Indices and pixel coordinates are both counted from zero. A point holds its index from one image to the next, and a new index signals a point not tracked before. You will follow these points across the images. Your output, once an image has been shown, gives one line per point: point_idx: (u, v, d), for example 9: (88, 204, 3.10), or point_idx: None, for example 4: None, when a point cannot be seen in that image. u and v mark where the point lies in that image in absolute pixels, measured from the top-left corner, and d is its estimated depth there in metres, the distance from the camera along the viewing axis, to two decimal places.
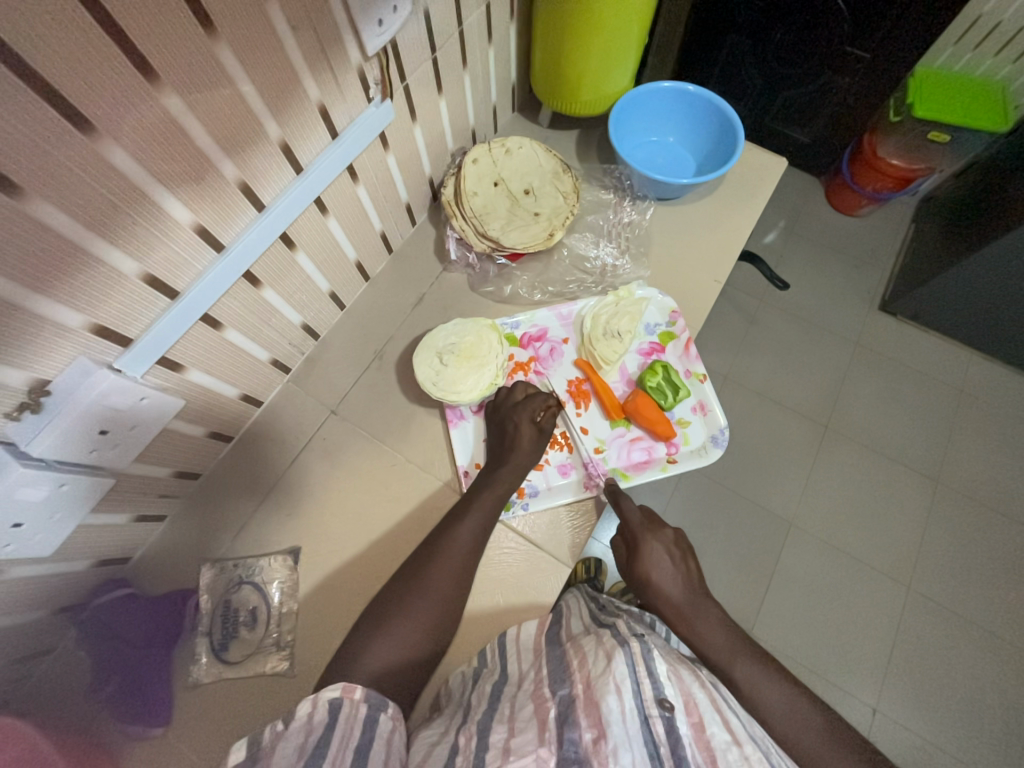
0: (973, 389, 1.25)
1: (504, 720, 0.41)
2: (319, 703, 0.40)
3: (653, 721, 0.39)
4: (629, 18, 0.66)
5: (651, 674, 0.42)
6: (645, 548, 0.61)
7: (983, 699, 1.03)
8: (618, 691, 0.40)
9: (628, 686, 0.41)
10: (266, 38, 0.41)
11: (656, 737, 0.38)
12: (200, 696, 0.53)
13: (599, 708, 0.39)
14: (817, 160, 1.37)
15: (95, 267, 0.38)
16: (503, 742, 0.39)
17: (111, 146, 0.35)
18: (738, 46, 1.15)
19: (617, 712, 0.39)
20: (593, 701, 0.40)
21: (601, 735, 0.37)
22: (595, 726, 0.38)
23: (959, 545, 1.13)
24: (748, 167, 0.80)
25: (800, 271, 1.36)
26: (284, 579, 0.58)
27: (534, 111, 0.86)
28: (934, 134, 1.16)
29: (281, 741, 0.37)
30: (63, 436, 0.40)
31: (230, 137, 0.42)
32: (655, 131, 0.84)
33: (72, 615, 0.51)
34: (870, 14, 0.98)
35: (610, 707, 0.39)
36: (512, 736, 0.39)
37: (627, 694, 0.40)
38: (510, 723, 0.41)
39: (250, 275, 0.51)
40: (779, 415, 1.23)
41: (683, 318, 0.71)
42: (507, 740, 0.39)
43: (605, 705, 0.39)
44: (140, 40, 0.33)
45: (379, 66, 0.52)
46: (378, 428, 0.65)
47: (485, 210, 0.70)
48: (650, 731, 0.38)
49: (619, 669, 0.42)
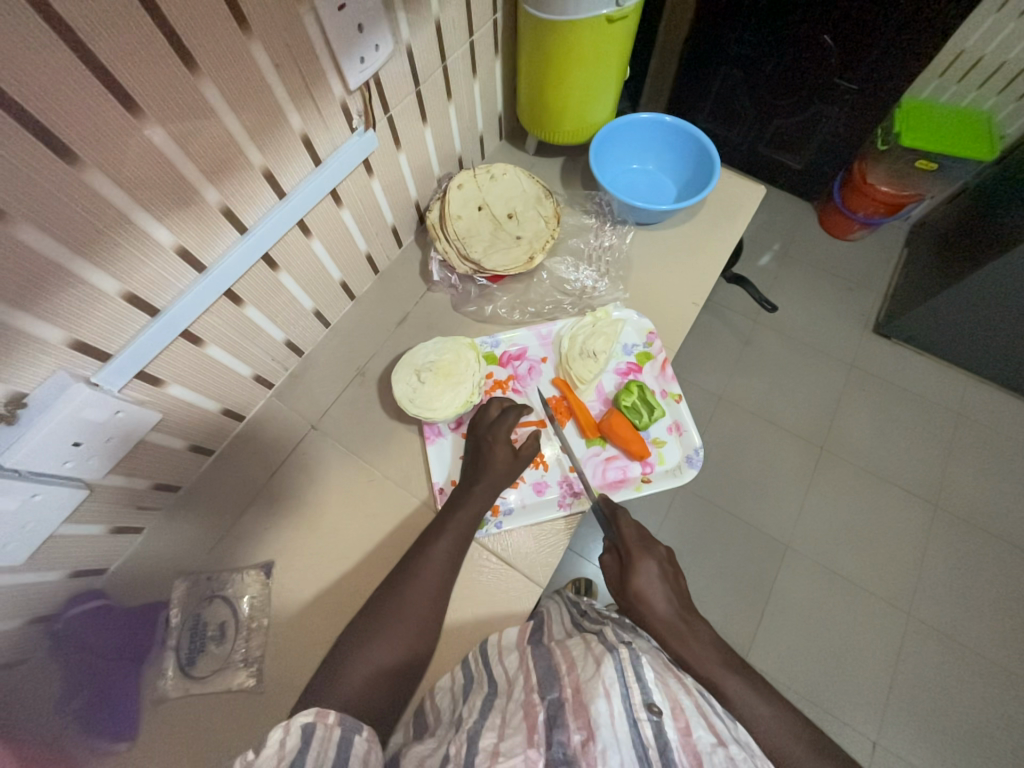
0: (968, 413, 1.25)
1: (494, 725, 0.40)
2: (291, 729, 0.38)
3: (641, 724, 0.39)
4: (607, 52, 0.69)
5: (640, 678, 0.41)
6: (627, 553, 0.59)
7: (985, 734, 1.00)
8: (607, 695, 0.40)
9: (617, 691, 0.40)
10: (249, 74, 0.43)
11: (645, 740, 0.38)
12: (167, 711, 0.53)
13: (589, 712, 0.39)
14: (807, 186, 1.40)
15: (75, 285, 0.40)
16: (492, 743, 0.38)
17: (95, 174, 0.37)
18: (729, 77, 1.20)
19: (606, 716, 0.39)
20: (583, 704, 0.40)
21: (590, 736, 0.37)
22: (584, 729, 0.38)
23: (956, 571, 1.11)
24: (727, 194, 0.82)
25: (792, 294, 1.38)
26: (256, 593, 0.58)
27: (521, 139, 0.89)
28: (920, 162, 1.19)
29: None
30: (37, 447, 0.41)
31: (213, 165, 0.45)
32: (637, 159, 0.87)
33: (45, 626, 0.50)
34: (856, 48, 1.02)
35: (599, 710, 0.39)
36: (501, 739, 0.38)
37: (616, 699, 0.40)
38: (500, 728, 0.40)
39: (232, 294, 0.53)
40: (772, 436, 1.23)
41: (660, 339, 0.72)
42: (496, 742, 0.38)
43: (595, 707, 0.39)
44: (124, 77, 0.36)
45: (362, 98, 0.55)
46: (357, 444, 0.66)
47: (468, 233, 0.72)
48: (638, 735, 0.38)
49: (608, 673, 0.42)
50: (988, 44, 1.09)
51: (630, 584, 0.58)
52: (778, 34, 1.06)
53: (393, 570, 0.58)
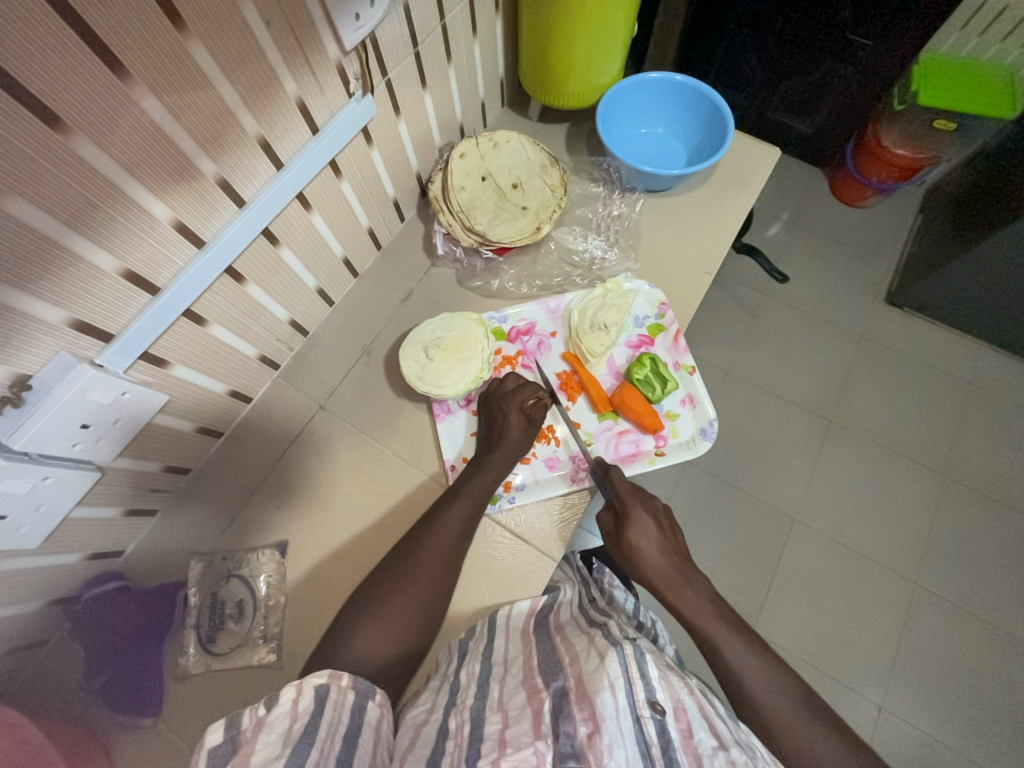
0: (980, 382, 1.22)
1: (495, 708, 0.41)
2: (304, 689, 0.38)
3: (644, 721, 0.39)
4: (615, 7, 0.65)
5: (643, 676, 0.42)
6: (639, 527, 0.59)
7: (989, 697, 1.01)
8: (612, 688, 0.41)
9: (621, 685, 0.41)
10: (240, 34, 0.41)
11: (647, 737, 0.39)
12: (191, 687, 0.54)
13: (594, 703, 0.39)
14: (819, 150, 1.35)
15: (72, 262, 0.39)
16: (498, 733, 0.38)
17: (85, 144, 0.35)
18: (737, 36, 1.14)
19: (611, 709, 0.39)
20: (587, 695, 0.40)
21: (596, 729, 0.38)
22: (590, 720, 0.38)
23: (965, 541, 1.11)
24: (739, 158, 0.79)
25: (802, 264, 1.34)
26: (272, 572, 0.59)
27: (524, 105, 0.86)
28: (938, 121, 1.11)
29: (264, 727, 0.35)
30: (44, 429, 0.41)
31: (207, 134, 0.43)
32: (645, 123, 0.84)
33: (66, 606, 0.53)
34: (870, 1, 0.98)
35: (605, 703, 0.39)
36: (506, 727, 0.39)
37: (620, 693, 0.40)
38: (504, 714, 0.41)
39: (233, 271, 0.52)
40: (780, 410, 1.22)
41: (672, 310, 0.70)
42: (501, 731, 0.38)
43: (600, 699, 0.40)
44: (111, 39, 0.33)
45: (358, 60, 0.53)
46: (366, 423, 0.66)
47: (472, 204, 0.70)
48: (641, 732, 0.39)
49: (613, 668, 0.42)
50: None
51: (644, 551, 0.59)
52: None
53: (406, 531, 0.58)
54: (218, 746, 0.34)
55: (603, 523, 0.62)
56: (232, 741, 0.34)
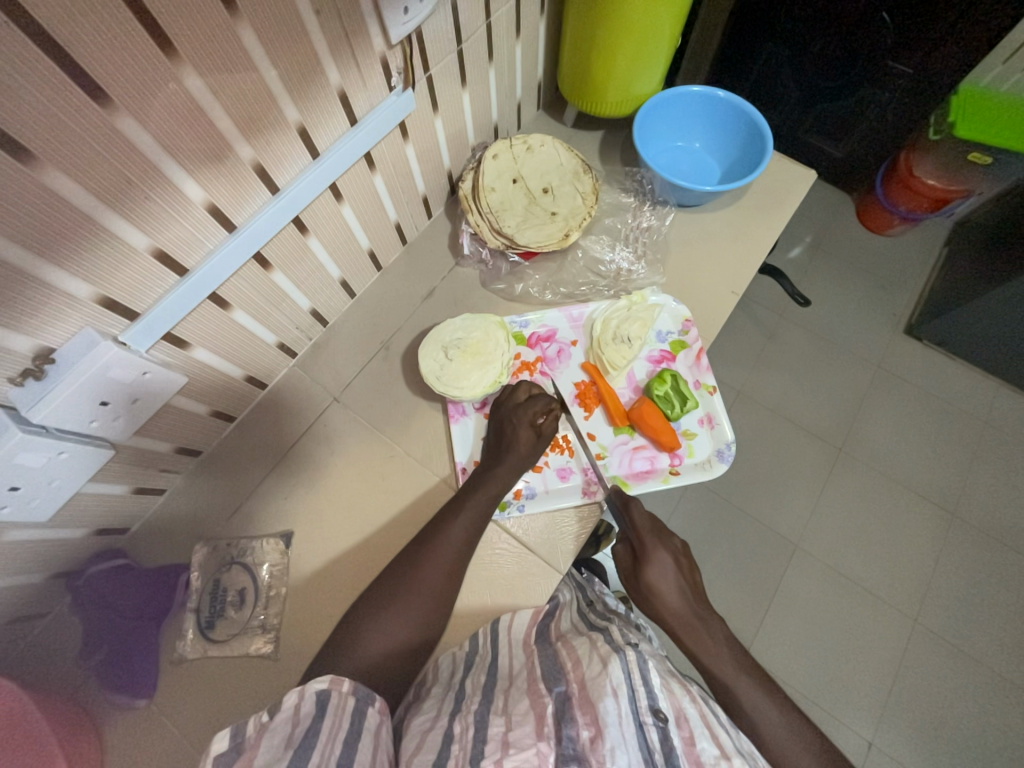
0: (996, 422, 1.20)
1: (501, 714, 0.41)
2: (306, 695, 0.38)
3: (646, 728, 0.39)
4: (661, 17, 0.64)
5: (646, 682, 0.42)
6: (645, 547, 0.58)
7: (985, 744, 0.99)
8: (615, 694, 0.40)
9: (624, 691, 0.41)
10: (289, 21, 0.41)
11: (650, 744, 0.38)
12: (185, 672, 0.53)
13: (596, 708, 0.39)
14: (848, 174, 1.33)
15: (104, 238, 0.38)
16: (500, 735, 0.38)
17: (128, 121, 0.35)
18: (774, 55, 1.12)
19: (614, 715, 0.38)
20: (589, 700, 0.40)
21: (598, 733, 0.37)
22: (592, 725, 0.38)
23: (970, 582, 1.09)
24: (773, 178, 0.78)
25: (823, 289, 1.32)
26: (275, 561, 0.58)
27: (559, 110, 0.85)
28: (973, 154, 1.09)
29: (267, 732, 0.35)
30: (64, 402, 0.41)
31: (248, 119, 0.42)
32: (681, 136, 0.83)
33: (69, 580, 0.53)
34: (913, 28, 0.96)
35: (608, 708, 0.39)
36: (509, 729, 0.38)
37: (623, 698, 0.40)
38: (507, 716, 0.40)
39: (260, 257, 0.51)
40: (791, 435, 1.20)
41: (696, 328, 0.69)
42: (505, 731, 0.38)
43: (602, 705, 0.39)
44: (163, 17, 0.33)
45: (402, 54, 0.52)
46: (379, 418, 0.65)
47: (502, 206, 0.69)
48: (644, 738, 0.38)
49: (615, 674, 0.42)
50: None
51: (650, 571, 0.58)
52: (833, 9, 0.99)
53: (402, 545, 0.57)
54: (221, 754, 0.34)
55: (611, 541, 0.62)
56: (234, 750, 0.34)
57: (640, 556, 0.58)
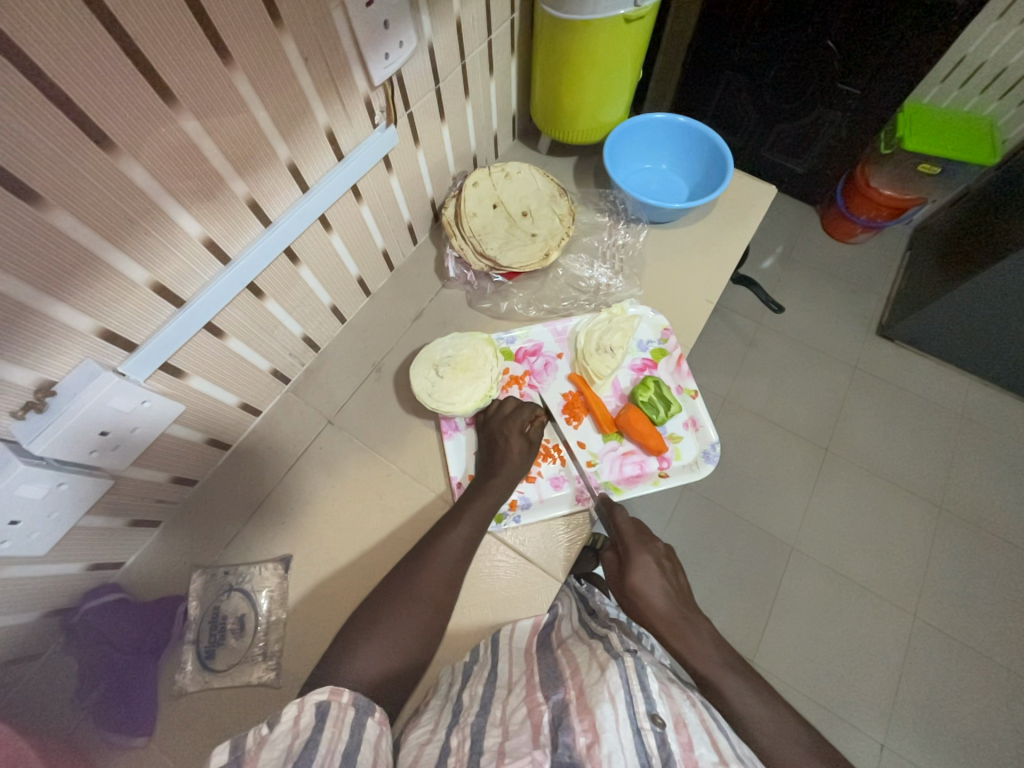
0: (972, 415, 1.25)
1: (497, 724, 0.42)
2: (305, 707, 0.38)
3: (644, 733, 0.39)
4: (623, 53, 0.70)
5: (644, 688, 0.42)
6: None
7: (992, 737, 0.99)
8: (612, 700, 0.41)
9: (622, 697, 0.41)
10: (279, 68, 0.44)
11: (647, 748, 0.38)
12: (185, 705, 0.52)
13: (594, 715, 0.40)
14: (811, 188, 1.41)
15: (106, 273, 0.40)
16: (497, 745, 0.39)
17: (129, 162, 0.37)
18: (733, 82, 1.20)
19: (612, 720, 0.39)
20: (588, 707, 0.41)
21: (595, 740, 0.38)
22: (589, 731, 0.39)
23: (963, 574, 1.11)
24: (737, 193, 0.83)
25: (796, 296, 1.38)
26: (274, 587, 0.58)
27: (534, 139, 0.90)
28: (923, 165, 1.19)
29: (266, 745, 0.35)
30: (64, 434, 0.42)
31: (241, 157, 0.45)
32: (649, 159, 0.88)
33: (63, 619, 0.51)
34: (860, 53, 1.03)
35: (604, 715, 0.39)
36: (506, 739, 0.40)
37: (620, 704, 0.40)
38: (504, 727, 0.41)
39: (254, 287, 0.53)
40: (778, 438, 1.23)
41: (675, 336, 0.72)
42: (501, 742, 0.39)
43: (600, 711, 0.40)
44: (164, 70, 0.36)
45: (384, 94, 0.56)
46: (373, 438, 0.66)
47: (484, 230, 0.72)
48: (641, 743, 0.38)
49: (613, 679, 0.42)
50: (989, 51, 1.09)
51: (640, 575, 0.59)
52: (783, 39, 1.07)
53: (399, 561, 0.58)
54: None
55: (605, 561, 0.64)
56: (234, 763, 0.34)
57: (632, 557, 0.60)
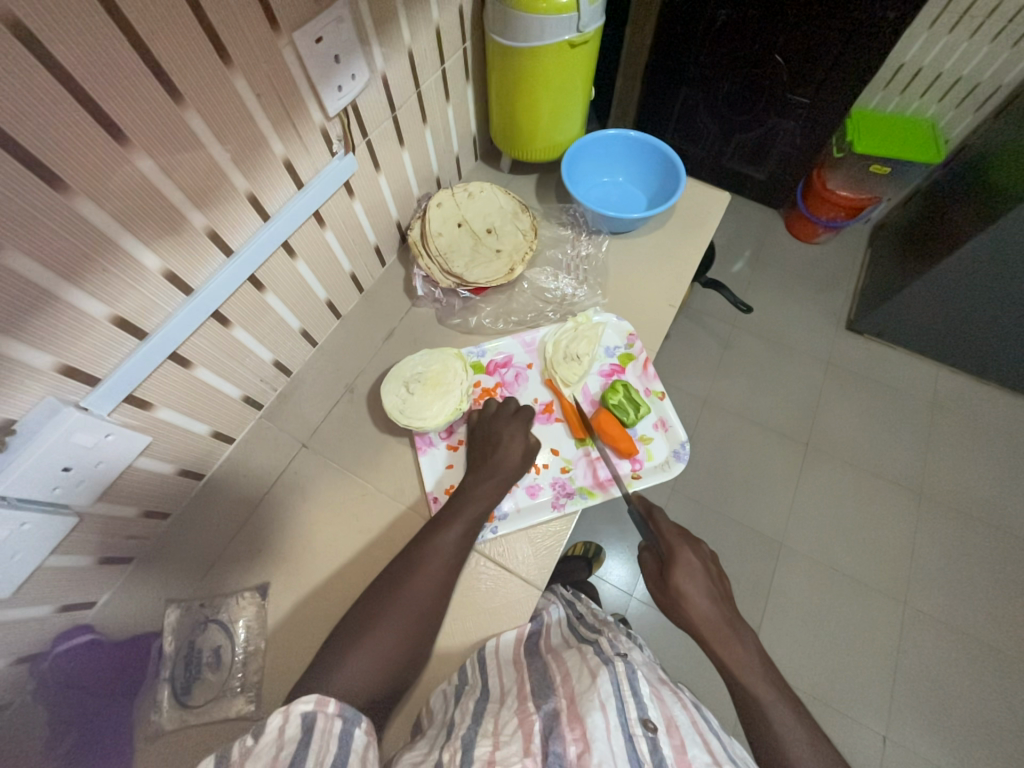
0: (941, 402, 1.29)
1: (488, 735, 0.41)
2: (290, 716, 0.38)
3: (636, 740, 0.40)
4: (573, 77, 0.73)
5: (636, 694, 0.44)
6: (681, 556, 0.58)
7: (989, 719, 1.00)
8: (603, 708, 0.41)
9: (613, 704, 0.42)
10: (233, 104, 0.45)
11: (640, 754, 0.39)
12: (161, 746, 0.51)
13: (584, 723, 0.40)
14: (771, 194, 1.47)
15: (62, 310, 0.40)
16: (487, 753, 0.38)
17: (83, 201, 0.38)
18: (690, 97, 1.26)
19: (601, 729, 0.40)
20: (578, 716, 0.41)
21: (586, 748, 0.38)
22: (580, 740, 0.39)
23: (947, 558, 1.13)
24: (693, 201, 0.86)
25: (766, 297, 1.43)
26: (252, 616, 0.58)
27: (496, 159, 0.93)
28: (874, 166, 1.27)
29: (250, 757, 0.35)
30: (26, 471, 0.42)
31: (199, 191, 0.46)
32: (607, 173, 0.92)
33: (33, 665, 0.48)
34: (807, 64, 1.08)
35: (595, 723, 0.40)
36: (496, 748, 0.39)
37: (612, 711, 0.41)
38: (495, 737, 0.41)
39: (219, 315, 0.54)
40: (758, 435, 1.26)
41: (640, 340, 0.74)
42: (492, 751, 0.39)
43: (590, 719, 0.40)
44: (114, 111, 0.37)
45: (341, 124, 0.58)
46: (349, 459, 0.67)
47: (450, 249, 0.74)
48: (634, 750, 0.39)
49: (605, 688, 0.43)
50: (925, 57, 1.16)
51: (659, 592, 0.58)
52: (732, 55, 1.12)
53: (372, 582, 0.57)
54: None
55: (645, 562, 0.61)
56: None
57: (673, 565, 0.58)
